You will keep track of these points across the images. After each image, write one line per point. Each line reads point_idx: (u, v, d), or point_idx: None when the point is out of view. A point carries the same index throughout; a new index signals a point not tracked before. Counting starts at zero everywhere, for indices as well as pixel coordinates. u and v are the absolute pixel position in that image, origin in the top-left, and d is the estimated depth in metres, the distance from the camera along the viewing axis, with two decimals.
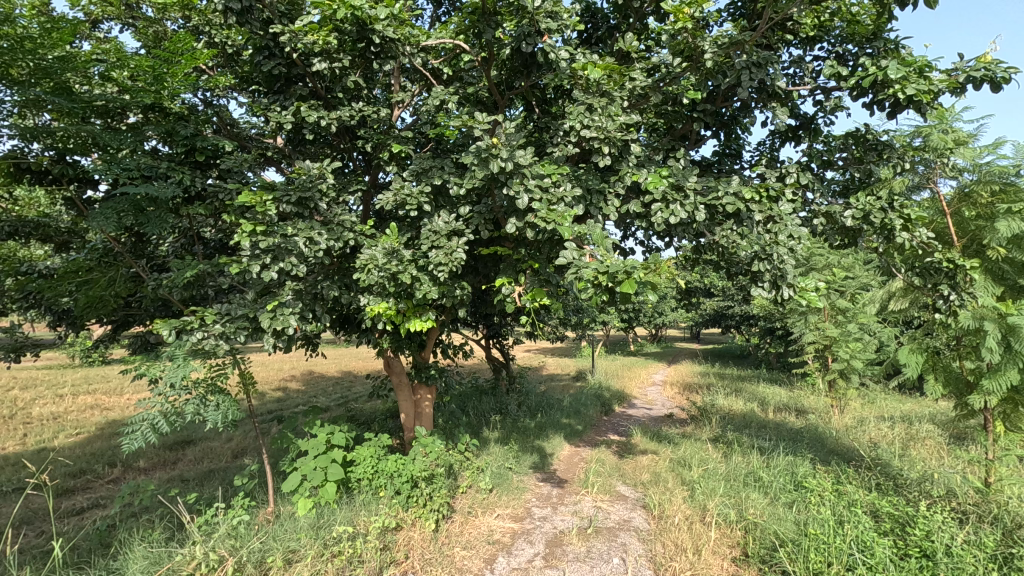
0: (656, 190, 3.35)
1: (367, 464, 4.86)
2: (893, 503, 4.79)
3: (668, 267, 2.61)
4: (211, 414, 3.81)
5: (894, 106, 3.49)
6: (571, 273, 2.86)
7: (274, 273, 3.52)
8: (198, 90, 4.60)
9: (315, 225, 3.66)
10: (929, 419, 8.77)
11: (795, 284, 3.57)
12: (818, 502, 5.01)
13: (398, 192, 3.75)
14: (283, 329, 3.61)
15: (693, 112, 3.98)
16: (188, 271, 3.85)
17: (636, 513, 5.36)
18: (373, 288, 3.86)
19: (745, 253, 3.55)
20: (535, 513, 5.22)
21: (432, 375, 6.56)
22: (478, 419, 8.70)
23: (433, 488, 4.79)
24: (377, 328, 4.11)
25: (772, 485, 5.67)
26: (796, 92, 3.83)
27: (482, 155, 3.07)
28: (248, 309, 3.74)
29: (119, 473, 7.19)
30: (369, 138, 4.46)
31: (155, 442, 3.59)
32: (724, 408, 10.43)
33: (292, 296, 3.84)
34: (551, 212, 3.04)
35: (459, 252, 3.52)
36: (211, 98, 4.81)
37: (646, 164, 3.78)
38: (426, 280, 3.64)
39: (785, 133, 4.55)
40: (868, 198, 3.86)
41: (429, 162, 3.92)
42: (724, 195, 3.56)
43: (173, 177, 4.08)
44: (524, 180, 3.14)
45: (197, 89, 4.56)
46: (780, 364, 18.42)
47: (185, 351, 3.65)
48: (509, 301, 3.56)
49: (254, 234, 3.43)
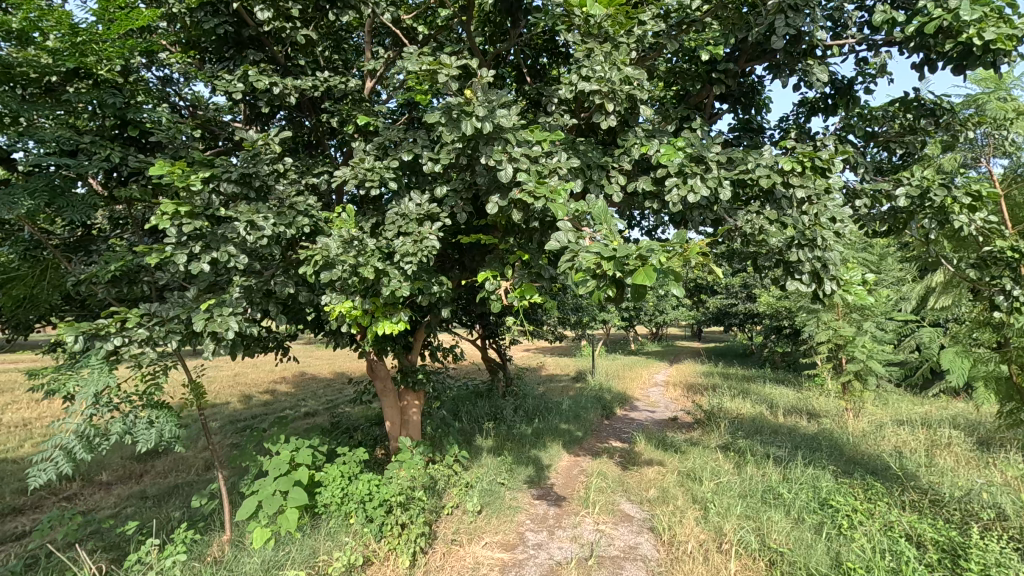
0: (671, 163, 2.75)
1: (336, 486, 4.27)
2: (939, 531, 4.19)
3: (698, 250, 1.96)
4: (142, 435, 3.19)
5: (963, 57, 2.85)
6: (565, 261, 2.15)
7: (207, 266, 2.88)
8: (155, 67, 3.99)
9: (260, 208, 3.02)
10: (953, 424, 8.17)
11: (838, 277, 2.96)
12: (851, 530, 4.40)
13: (358, 166, 3.13)
14: (222, 332, 2.98)
15: (712, 71, 3.36)
16: (112, 263, 3.20)
17: (644, 537, 4.75)
18: (336, 284, 3.26)
19: (777, 241, 2.88)
20: (529, 540, 4.61)
21: (420, 379, 5.99)
22: (471, 426, 8.05)
23: (410, 515, 4.17)
24: (341, 331, 3.50)
25: (794, 503, 5.08)
26: (836, 46, 3.20)
27: (453, 115, 2.45)
28: (181, 310, 3.09)
29: (78, 488, 6.57)
30: (337, 111, 3.89)
31: (72, 471, 2.96)
32: (731, 411, 9.86)
33: (238, 292, 3.21)
34: (541, 186, 2.41)
35: (431, 240, 2.94)
36: (163, 79, 4.04)
37: (657, 133, 3.17)
38: (394, 274, 3.03)
39: (815, 103, 3.95)
40: (924, 172, 3.16)
41: (399, 134, 3.33)
42: (755, 168, 2.87)
43: (99, 153, 3.41)
44: (508, 147, 2.50)
45: (152, 63, 3.94)
46: (785, 363, 17.81)
47: (103, 360, 2.99)
48: (493, 300, 3.02)
49: (177, 218, 2.77)
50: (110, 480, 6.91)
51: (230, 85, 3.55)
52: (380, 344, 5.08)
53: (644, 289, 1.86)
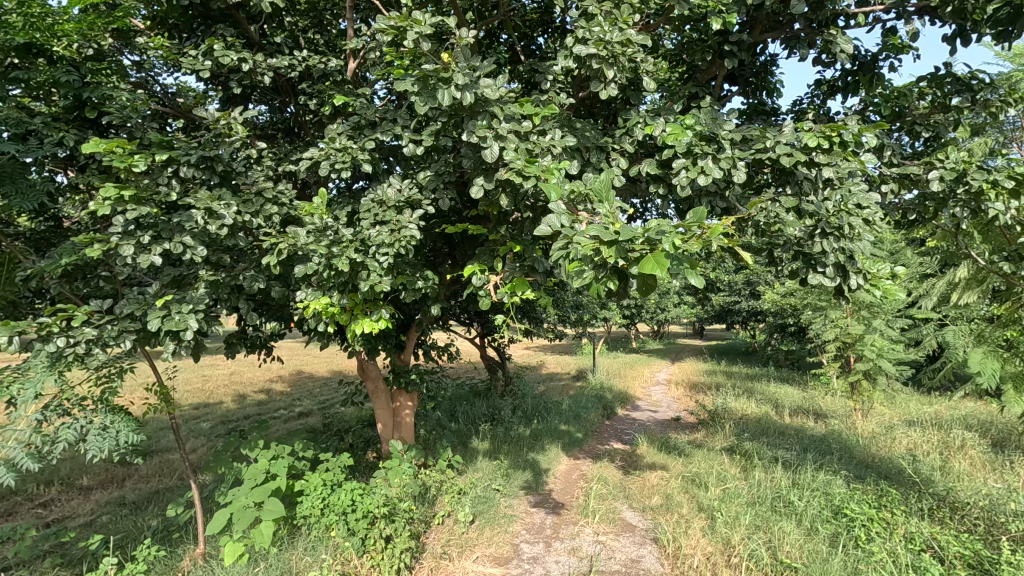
0: (679, 142, 2.45)
1: (316, 496, 3.98)
2: (963, 544, 3.91)
3: (719, 230, 1.64)
4: (95, 442, 2.88)
5: (1007, 20, 2.53)
6: (559, 250, 1.83)
7: (159, 258, 2.58)
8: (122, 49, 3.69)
9: (222, 194, 2.73)
10: (967, 425, 7.85)
11: (864, 270, 2.65)
12: (870, 543, 4.10)
13: (330, 147, 2.85)
14: (179, 333, 2.67)
15: (723, 44, 3.07)
16: (61, 255, 2.88)
17: (647, 549, 4.45)
18: (310, 279, 2.98)
19: (797, 231, 2.59)
20: (524, 553, 4.32)
21: (413, 379, 5.71)
22: (467, 428, 7.75)
23: (395, 527, 3.87)
24: (317, 330, 3.22)
25: (806, 511, 4.77)
26: (860, 14, 2.90)
27: (429, 85, 2.16)
28: (136, 307, 2.78)
29: (56, 494, 6.26)
30: (315, 93, 3.61)
31: (13, 485, 2.65)
32: (736, 411, 9.56)
33: (203, 288, 2.92)
34: (531, 165, 2.11)
35: (409, 230, 2.69)
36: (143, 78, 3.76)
37: (662, 111, 2.87)
38: (371, 267, 2.75)
39: (832, 83, 3.66)
40: (960, 153, 2.86)
41: (379, 113, 3.03)
42: (773, 147, 2.57)
43: (51, 135, 3.09)
44: (493, 121, 2.21)
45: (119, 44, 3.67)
46: (790, 363, 17.46)
47: (48, 362, 2.68)
48: (480, 295, 2.75)
49: (122, 204, 2.47)
50: (91, 484, 6.60)
51: (196, 63, 3.27)
52: (367, 345, 4.79)
53: (653, 280, 1.55)
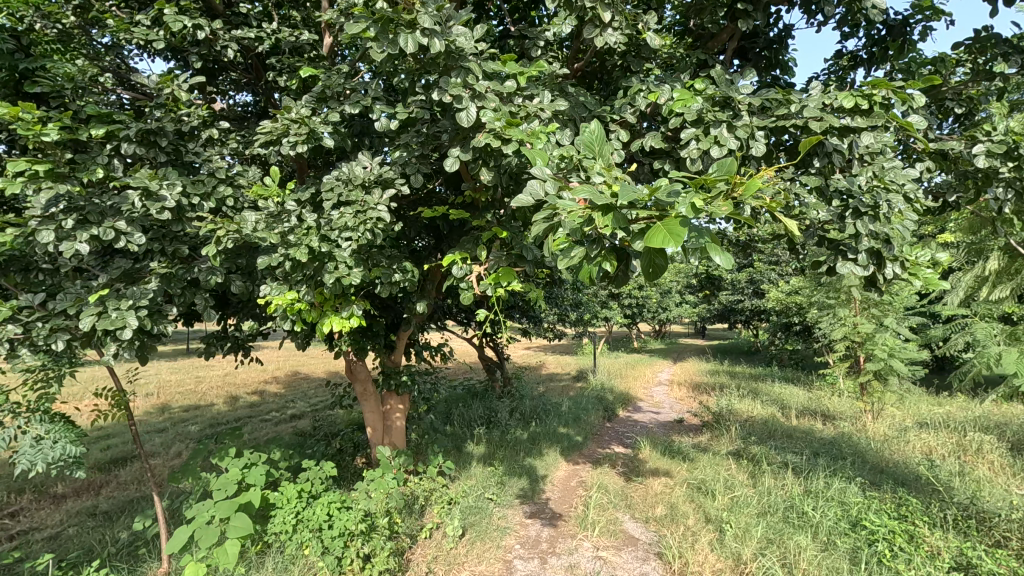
0: (688, 107, 2.11)
1: (290, 510, 3.65)
2: (995, 560, 3.56)
3: (749, 192, 1.29)
4: (29, 454, 2.55)
5: None
6: (543, 224, 1.50)
7: (89, 243, 2.24)
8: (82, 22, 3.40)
9: (166, 171, 2.40)
10: (984, 427, 7.50)
11: (901, 257, 2.31)
12: (894, 559, 3.75)
13: (288, 119, 2.52)
14: (118, 331, 2.32)
15: (736, 5, 2.74)
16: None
17: (650, 566, 4.11)
18: (272, 272, 2.65)
19: (823, 212, 2.25)
20: (516, 572, 3.99)
21: (401, 380, 5.38)
22: (462, 432, 7.41)
23: (374, 544, 3.54)
24: (283, 329, 2.89)
25: (822, 522, 4.42)
26: None
27: (390, 33, 1.83)
28: (71, 302, 2.45)
29: (27, 502, 5.89)
30: (286, 67, 3.29)
31: None
32: (741, 413, 9.21)
33: (149, 281, 2.59)
34: (513, 128, 1.77)
35: (378, 211, 2.38)
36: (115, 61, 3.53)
37: (667, 79, 2.54)
38: (335, 254, 2.41)
39: (855, 53, 3.31)
40: (1007, 124, 2.52)
41: (350, 82, 2.71)
42: (796, 113, 2.23)
43: None
44: (468, 78, 1.87)
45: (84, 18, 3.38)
46: (794, 363, 17.09)
47: None
48: (461, 286, 2.42)
49: (43, 180, 2.14)
50: (65, 493, 6.25)
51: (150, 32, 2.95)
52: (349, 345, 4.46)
53: (661, 256, 1.21)
